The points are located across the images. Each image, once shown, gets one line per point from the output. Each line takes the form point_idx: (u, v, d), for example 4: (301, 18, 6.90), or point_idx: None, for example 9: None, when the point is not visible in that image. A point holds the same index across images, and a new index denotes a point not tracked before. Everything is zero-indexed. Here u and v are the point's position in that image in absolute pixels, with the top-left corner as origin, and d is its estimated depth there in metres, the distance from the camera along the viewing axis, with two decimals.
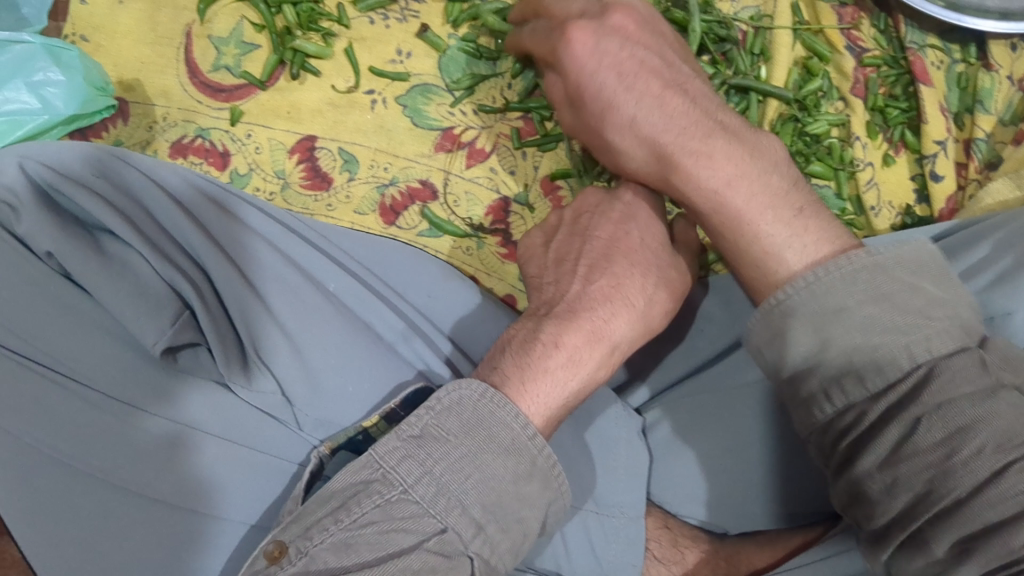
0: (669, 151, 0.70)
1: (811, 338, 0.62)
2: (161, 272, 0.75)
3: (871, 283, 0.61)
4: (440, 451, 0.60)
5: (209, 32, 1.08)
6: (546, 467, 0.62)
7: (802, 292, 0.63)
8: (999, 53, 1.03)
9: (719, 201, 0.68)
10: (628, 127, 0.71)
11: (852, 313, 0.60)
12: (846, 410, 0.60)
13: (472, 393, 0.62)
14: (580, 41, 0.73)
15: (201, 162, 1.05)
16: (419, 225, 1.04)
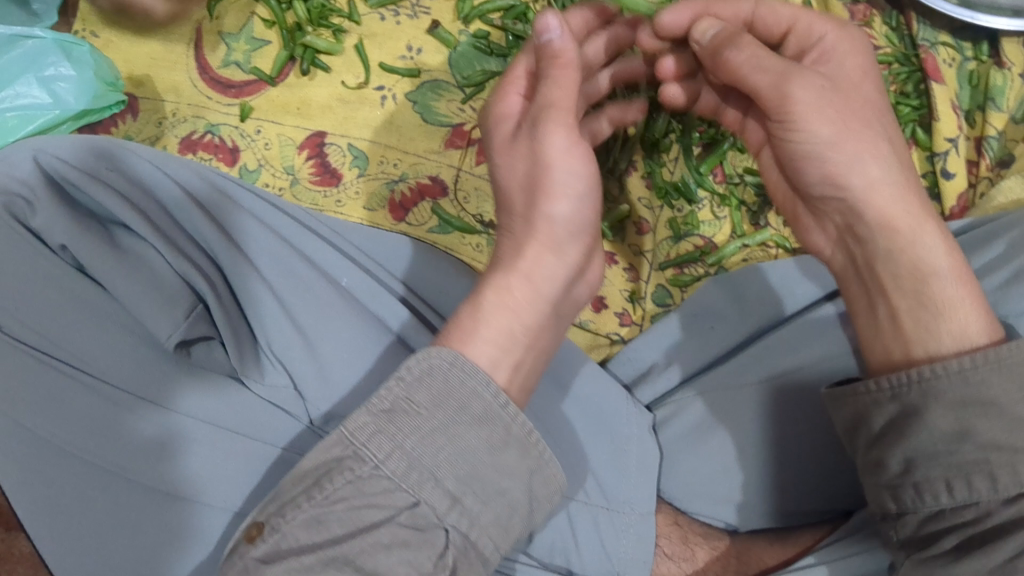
0: (914, 215, 0.66)
1: (950, 426, 0.58)
2: (175, 266, 0.76)
3: (1021, 373, 0.57)
4: (411, 424, 0.56)
5: (221, 29, 1.09)
6: (522, 435, 0.59)
7: (952, 378, 0.59)
8: (1011, 50, 1.03)
9: (937, 285, 0.64)
10: (866, 142, 0.66)
11: (1004, 410, 0.57)
12: (968, 507, 0.58)
13: (441, 362, 0.58)
14: (836, 59, 0.69)
15: (210, 158, 1.05)
16: (429, 221, 1.03)
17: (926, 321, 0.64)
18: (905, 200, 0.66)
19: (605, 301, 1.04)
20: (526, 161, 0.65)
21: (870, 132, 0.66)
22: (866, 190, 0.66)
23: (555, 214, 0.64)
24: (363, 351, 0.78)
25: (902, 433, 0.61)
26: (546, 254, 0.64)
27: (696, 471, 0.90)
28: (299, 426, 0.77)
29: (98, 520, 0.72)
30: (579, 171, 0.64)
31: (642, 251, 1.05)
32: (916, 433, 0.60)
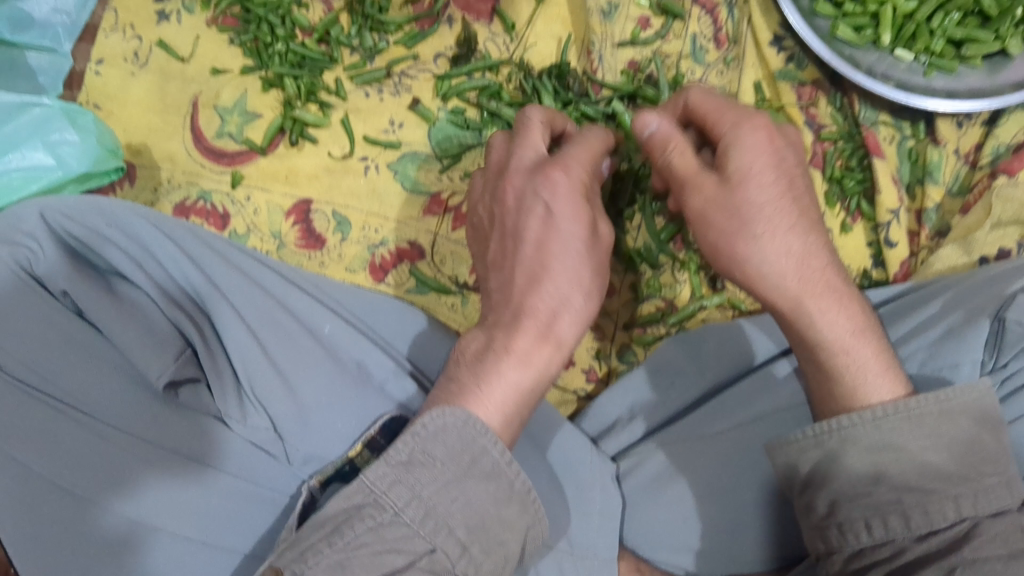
0: (804, 291, 0.75)
1: (866, 469, 0.70)
2: (169, 315, 0.83)
3: (929, 424, 0.69)
4: (428, 475, 0.62)
5: (216, 103, 1.16)
6: (522, 491, 0.66)
7: (867, 425, 0.71)
8: (946, 129, 1.12)
9: (837, 352, 0.76)
10: (774, 228, 0.74)
11: (912, 455, 0.69)
12: (884, 544, 0.68)
13: (455, 420, 0.65)
14: (750, 148, 0.74)
15: (201, 223, 1.12)
16: (408, 282, 1.10)
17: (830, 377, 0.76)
18: (811, 280, 0.75)
19: (572, 359, 1.10)
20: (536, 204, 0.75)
21: (764, 227, 0.73)
22: (762, 276, 0.75)
23: (572, 250, 0.74)
24: (342, 394, 0.84)
25: (825, 476, 0.72)
26: (549, 293, 0.73)
27: (661, 518, 0.94)
28: (281, 464, 0.82)
29: (83, 551, 0.76)
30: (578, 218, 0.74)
31: (607, 312, 1.11)
32: (839, 475, 0.71)
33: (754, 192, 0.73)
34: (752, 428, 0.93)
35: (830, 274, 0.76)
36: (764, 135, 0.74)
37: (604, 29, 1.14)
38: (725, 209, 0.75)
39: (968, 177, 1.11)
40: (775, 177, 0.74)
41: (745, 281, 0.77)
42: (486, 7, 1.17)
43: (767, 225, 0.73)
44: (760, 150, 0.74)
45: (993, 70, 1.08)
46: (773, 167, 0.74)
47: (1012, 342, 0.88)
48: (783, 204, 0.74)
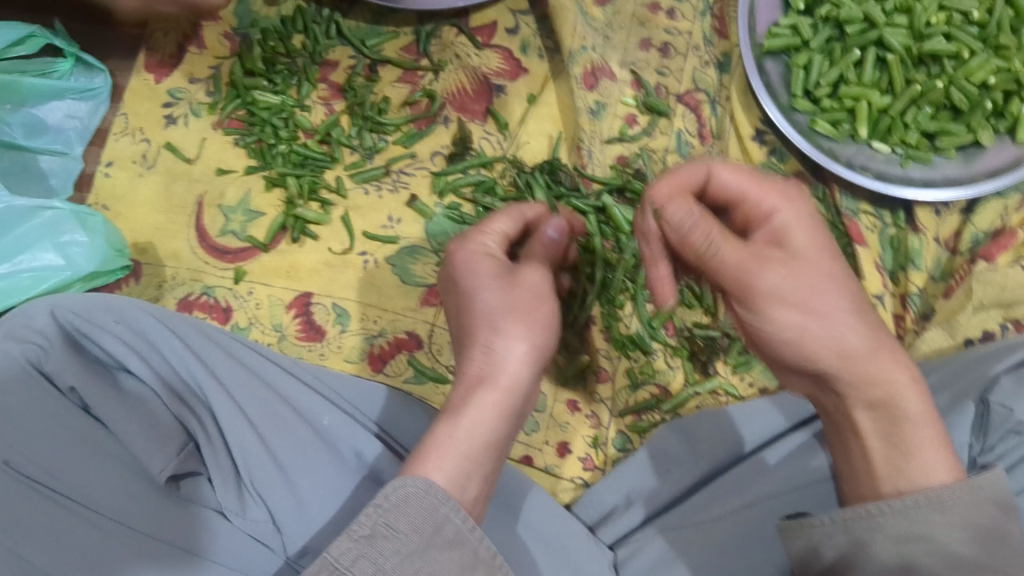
0: (874, 365, 0.77)
1: (895, 559, 0.72)
2: (172, 409, 0.86)
3: (956, 514, 0.72)
4: (392, 548, 0.65)
5: (220, 202, 1.21)
6: (486, 558, 0.68)
7: (896, 514, 0.73)
8: (925, 217, 1.16)
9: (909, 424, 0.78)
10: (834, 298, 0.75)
11: (940, 546, 0.71)
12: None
13: (416, 489, 0.69)
14: (800, 227, 0.75)
15: (204, 317, 1.15)
16: (406, 372, 1.13)
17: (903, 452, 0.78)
18: (866, 341, 0.76)
19: (569, 447, 1.12)
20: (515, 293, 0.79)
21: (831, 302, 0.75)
22: (838, 352, 0.76)
23: (536, 340, 0.78)
24: (339, 489, 0.86)
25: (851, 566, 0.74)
26: (523, 374, 0.77)
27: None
28: (277, 558, 0.83)
29: None
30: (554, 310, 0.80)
31: (600, 398, 1.13)
32: (864, 566, 0.73)
33: (824, 262, 0.75)
34: (749, 512, 0.94)
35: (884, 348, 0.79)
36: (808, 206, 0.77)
37: (592, 126, 1.20)
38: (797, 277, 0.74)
39: (949, 263, 1.15)
40: (829, 252, 0.76)
41: (802, 355, 0.77)
42: (480, 107, 1.23)
43: (823, 303, 0.75)
44: (813, 221, 0.77)
45: (967, 160, 1.12)
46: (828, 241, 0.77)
47: (997, 425, 0.89)
48: (840, 277, 0.76)
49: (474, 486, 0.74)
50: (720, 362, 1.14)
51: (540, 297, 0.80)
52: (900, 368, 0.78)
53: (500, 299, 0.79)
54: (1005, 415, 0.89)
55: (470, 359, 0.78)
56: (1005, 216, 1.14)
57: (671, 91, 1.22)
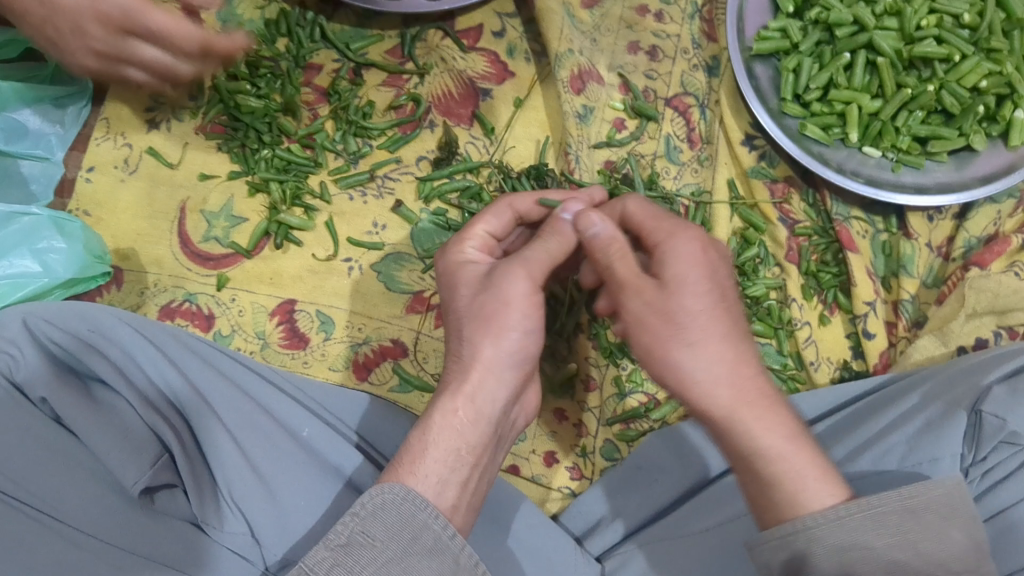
0: (742, 398, 0.72)
1: (833, 568, 0.67)
2: (147, 419, 0.83)
3: (894, 522, 0.67)
4: (367, 555, 0.65)
5: (203, 207, 1.19)
6: (468, 564, 0.68)
7: (830, 525, 0.68)
8: (917, 223, 1.14)
9: (774, 461, 0.71)
10: (711, 337, 0.72)
11: (879, 554, 0.67)
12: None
13: (394, 496, 0.69)
14: (690, 259, 0.75)
15: (186, 324, 1.14)
16: (391, 380, 1.11)
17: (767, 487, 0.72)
18: (743, 389, 0.73)
19: (556, 457, 1.10)
20: (484, 295, 0.80)
21: (698, 341, 0.72)
22: (695, 388, 0.73)
23: (502, 344, 0.78)
24: (317, 501, 0.84)
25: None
26: (488, 380, 0.78)
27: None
28: (256, 571, 0.81)
29: None
30: (529, 312, 0.79)
31: (587, 407, 1.12)
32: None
33: (690, 299, 0.73)
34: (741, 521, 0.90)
35: (762, 382, 0.74)
36: (697, 245, 0.76)
37: (580, 131, 1.18)
38: (659, 313, 0.74)
39: (941, 269, 1.13)
40: (705, 286, 0.74)
41: (676, 390, 0.75)
42: (467, 111, 1.21)
43: (674, 340, 0.73)
44: (695, 258, 0.75)
45: (960, 164, 1.11)
46: (710, 276, 0.75)
47: (988, 436, 0.87)
48: (712, 314, 0.73)
49: (451, 492, 0.74)
50: None
51: (509, 297, 0.78)
52: (783, 415, 0.73)
53: (486, 297, 0.79)
54: (998, 425, 0.87)
55: (455, 363, 0.79)
56: (998, 221, 1.13)
57: (660, 95, 1.21)
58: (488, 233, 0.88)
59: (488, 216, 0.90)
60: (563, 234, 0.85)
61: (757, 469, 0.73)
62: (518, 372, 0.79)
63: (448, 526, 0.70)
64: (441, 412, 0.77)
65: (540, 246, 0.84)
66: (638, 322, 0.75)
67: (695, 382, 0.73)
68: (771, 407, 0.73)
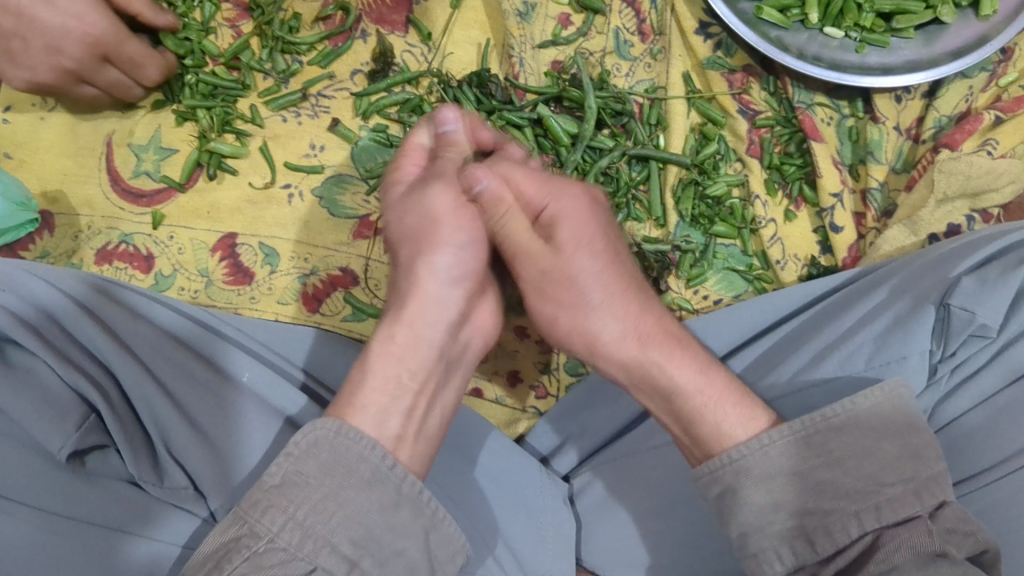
0: (646, 347, 0.76)
1: (766, 497, 0.68)
2: (66, 378, 0.77)
3: (818, 443, 0.68)
4: (301, 495, 0.60)
5: (130, 141, 1.12)
6: (412, 494, 0.64)
7: (754, 454, 0.69)
8: (885, 105, 1.08)
9: (691, 395, 0.74)
10: (611, 304, 0.77)
11: (807, 478, 0.67)
12: (799, 570, 0.66)
13: (326, 432, 0.64)
14: (570, 220, 0.77)
15: (125, 267, 1.08)
16: (343, 310, 1.07)
17: (692, 424, 0.73)
18: (647, 339, 0.76)
19: (520, 375, 1.07)
20: (416, 220, 0.77)
21: (596, 302, 0.77)
22: (603, 343, 0.78)
23: (436, 266, 0.74)
24: (266, 447, 0.80)
25: (728, 510, 0.69)
26: (426, 303, 0.73)
27: (619, 531, 0.88)
28: (203, 524, 0.78)
29: None
30: (463, 227, 0.76)
31: None
32: (742, 510, 0.68)
33: (585, 263, 0.76)
34: None
35: (664, 325, 0.78)
36: (576, 195, 0.79)
37: (522, 30, 1.11)
38: (560, 279, 0.77)
39: (911, 152, 1.08)
40: (587, 248, 0.77)
41: (586, 347, 0.80)
42: (400, 17, 1.13)
43: (578, 305, 0.77)
44: (581, 218, 0.77)
45: (928, 40, 1.04)
46: (597, 236, 0.78)
47: (959, 329, 0.82)
48: (603, 284, 0.77)
49: (395, 421, 0.68)
50: (672, 276, 1.07)
51: (437, 214, 0.76)
52: (692, 351, 0.76)
53: (418, 219, 0.77)
54: (967, 319, 0.82)
55: (394, 294, 0.76)
56: (970, 97, 1.07)
57: None
58: (424, 147, 0.84)
59: (419, 128, 0.85)
60: (458, 142, 0.83)
61: (676, 409, 0.75)
62: (461, 294, 0.75)
63: (387, 455, 0.65)
64: (372, 348, 0.72)
65: (455, 161, 0.81)
66: (539, 291, 0.79)
67: (607, 338, 0.77)
68: (671, 339, 0.77)
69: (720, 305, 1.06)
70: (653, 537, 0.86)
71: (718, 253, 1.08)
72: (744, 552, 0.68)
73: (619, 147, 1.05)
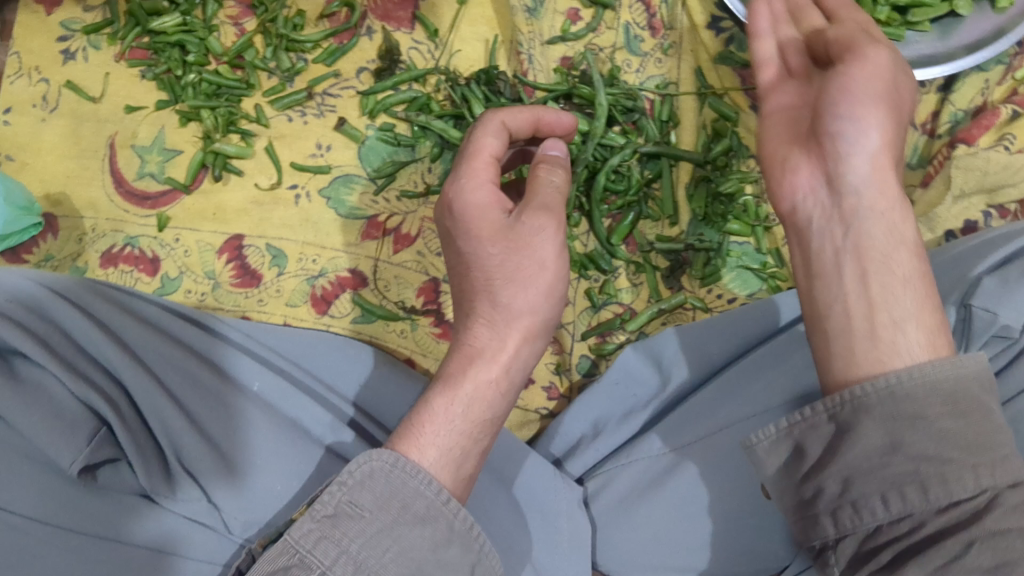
0: (876, 204, 0.66)
1: (880, 438, 0.58)
2: (75, 391, 0.76)
3: (946, 388, 0.58)
4: (356, 528, 0.58)
5: (133, 142, 1.11)
6: (464, 530, 0.61)
7: (881, 393, 0.59)
8: None
9: (885, 260, 0.64)
10: (885, 164, 0.66)
11: (929, 424, 0.57)
12: (903, 519, 0.56)
13: (382, 464, 0.61)
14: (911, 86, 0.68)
15: (131, 270, 1.06)
16: (351, 312, 1.05)
17: (877, 294, 0.63)
18: (885, 199, 0.66)
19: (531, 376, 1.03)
20: (522, 256, 0.69)
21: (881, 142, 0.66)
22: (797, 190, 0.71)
23: (535, 311, 0.70)
24: (282, 454, 0.79)
25: (836, 454, 0.60)
26: (523, 347, 0.70)
27: (642, 534, 0.87)
28: (218, 537, 0.76)
29: None
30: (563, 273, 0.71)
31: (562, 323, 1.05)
32: (851, 449, 0.59)
33: (895, 122, 0.67)
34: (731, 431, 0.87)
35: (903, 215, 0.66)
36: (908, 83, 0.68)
37: (531, 27, 1.10)
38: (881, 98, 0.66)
39: (926, 147, 1.05)
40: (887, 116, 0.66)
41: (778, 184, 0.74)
42: (406, 14, 1.12)
43: (874, 113, 0.66)
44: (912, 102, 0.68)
45: (944, 32, 1.02)
46: (890, 118, 0.66)
47: (979, 331, 0.81)
48: (877, 162, 0.66)
49: (470, 462, 0.67)
50: (687, 275, 1.06)
51: (548, 258, 0.70)
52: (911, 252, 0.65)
53: (523, 252, 0.69)
54: (989, 319, 0.80)
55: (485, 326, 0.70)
56: (986, 91, 1.05)
57: None
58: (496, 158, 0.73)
59: (489, 134, 0.74)
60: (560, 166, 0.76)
61: (873, 271, 0.64)
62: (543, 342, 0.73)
63: (441, 489, 0.62)
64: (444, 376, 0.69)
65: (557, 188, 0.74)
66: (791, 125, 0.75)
67: (843, 176, 0.67)
68: (898, 209, 0.66)
69: (735, 304, 1.04)
70: (670, 539, 0.86)
71: (731, 251, 1.06)
72: (831, 511, 0.59)
73: (630, 145, 1.03)
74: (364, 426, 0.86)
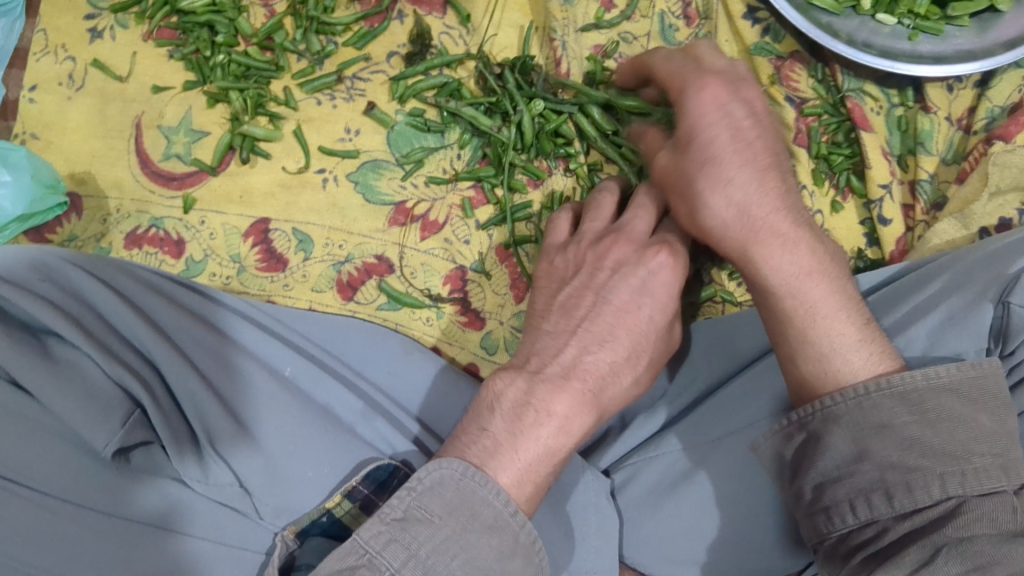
0: (760, 240, 0.69)
1: (848, 447, 0.63)
2: (110, 372, 0.75)
3: (912, 398, 0.62)
4: (425, 532, 0.57)
5: (160, 122, 1.09)
6: (528, 543, 0.60)
7: (848, 402, 0.64)
8: (936, 95, 1.05)
9: (791, 295, 0.70)
10: (748, 195, 0.68)
11: (895, 431, 0.61)
12: (869, 524, 0.60)
13: (452, 473, 0.60)
14: (712, 97, 0.70)
15: (155, 252, 1.05)
16: (378, 298, 1.04)
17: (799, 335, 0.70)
18: (763, 233, 0.69)
19: None
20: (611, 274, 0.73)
21: (722, 192, 0.68)
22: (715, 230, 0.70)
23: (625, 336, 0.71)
24: (316, 440, 0.78)
25: (811, 460, 0.65)
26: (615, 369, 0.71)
27: (670, 528, 0.86)
28: (249, 523, 0.76)
29: None
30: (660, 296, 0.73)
31: None
32: (821, 455, 0.64)
33: (730, 150, 0.69)
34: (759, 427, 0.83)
35: (781, 218, 0.69)
36: (743, 112, 0.70)
37: (565, 13, 1.09)
38: (703, 154, 0.69)
39: (962, 143, 1.05)
40: (739, 170, 0.68)
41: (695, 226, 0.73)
42: None
43: (711, 173, 0.69)
44: (726, 119, 0.69)
45: (983, 28, 1.01)
46: (732, 161, 0.68)
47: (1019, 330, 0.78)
48: (739, 208, 0.68)
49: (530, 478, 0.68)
50: (717, 268, 1.03)
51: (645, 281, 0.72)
52: (813, 264, 0.69)
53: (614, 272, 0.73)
54: None
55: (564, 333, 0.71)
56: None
57: None
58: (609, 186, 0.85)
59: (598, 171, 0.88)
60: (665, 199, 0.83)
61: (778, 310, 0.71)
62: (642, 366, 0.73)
63: (510, 500, 0.61)
64: (531, 373, 0.69)
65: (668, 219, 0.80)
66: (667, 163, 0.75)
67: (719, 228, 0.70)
68: (793, 241, 0.69)
69: None
70: (698, 535, 0.84)
71: None
72: (816, 508, 0.64)
73: None
74: (426, 444, 0.84)
